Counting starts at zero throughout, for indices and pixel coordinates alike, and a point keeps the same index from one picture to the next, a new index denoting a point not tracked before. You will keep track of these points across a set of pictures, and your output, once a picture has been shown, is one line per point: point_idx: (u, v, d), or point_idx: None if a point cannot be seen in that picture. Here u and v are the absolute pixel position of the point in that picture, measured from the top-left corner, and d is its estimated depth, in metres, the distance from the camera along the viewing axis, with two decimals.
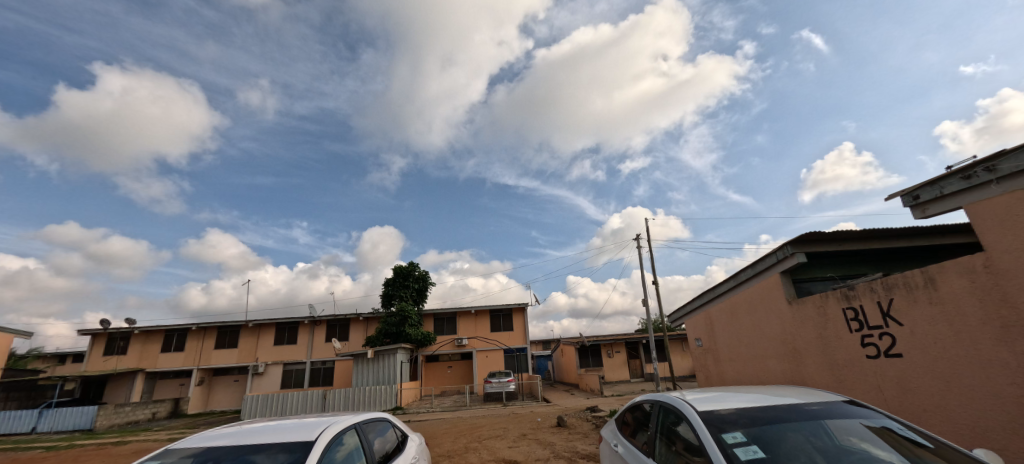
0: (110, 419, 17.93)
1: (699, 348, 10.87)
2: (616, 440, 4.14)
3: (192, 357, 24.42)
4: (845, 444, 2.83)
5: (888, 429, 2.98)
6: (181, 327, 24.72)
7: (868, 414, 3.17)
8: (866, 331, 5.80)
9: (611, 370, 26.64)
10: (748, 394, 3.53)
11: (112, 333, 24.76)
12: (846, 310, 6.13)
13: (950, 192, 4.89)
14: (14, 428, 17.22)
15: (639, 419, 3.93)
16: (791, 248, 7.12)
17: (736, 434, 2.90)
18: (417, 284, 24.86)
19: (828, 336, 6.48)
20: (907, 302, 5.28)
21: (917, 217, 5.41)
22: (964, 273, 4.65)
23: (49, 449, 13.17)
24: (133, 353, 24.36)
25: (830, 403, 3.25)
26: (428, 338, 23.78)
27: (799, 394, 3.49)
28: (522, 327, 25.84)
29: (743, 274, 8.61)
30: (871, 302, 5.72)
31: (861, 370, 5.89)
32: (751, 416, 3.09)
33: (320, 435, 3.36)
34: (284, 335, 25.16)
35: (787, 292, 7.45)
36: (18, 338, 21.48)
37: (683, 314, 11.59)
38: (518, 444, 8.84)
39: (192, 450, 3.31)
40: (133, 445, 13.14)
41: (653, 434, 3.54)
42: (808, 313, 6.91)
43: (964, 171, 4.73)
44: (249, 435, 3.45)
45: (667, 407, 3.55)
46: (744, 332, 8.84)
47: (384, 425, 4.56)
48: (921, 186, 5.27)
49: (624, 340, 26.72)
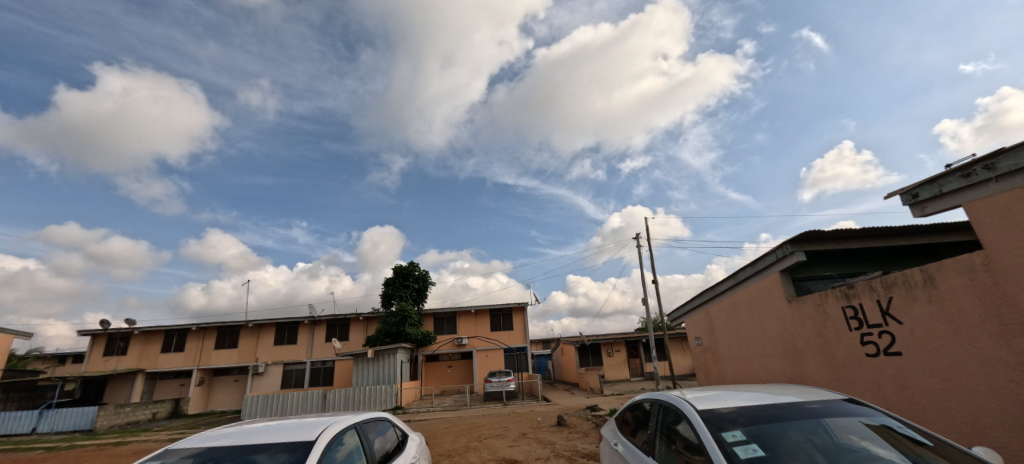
0: (111, 419, 17.91)
1: (699, 347, 10.88)
2: (616, 439, 4.14)
3: (193, 357, 24.43)
4: (845, 442, 2.84)
5: (887, 427, 2.99)
6: (181, 327, 24.72)
7: (867, 412, 3.18)
8: (866, 329, 5.81)
9: (611, 369, 26.67)
10: (748, 393, 3.54)
11: (112, 334, 24.78)
12: (845, 308, 6.14)
13: (950, 190, 4.89)
14: (14, 429, 17.23)
15: (640, 418, 3.93)
16: (791, 246, 7.12)
17: (736, 433, 2.90)
18: (417, 283, 24.86)
19: (827, 335, 6.48)
20: (906, 300, 5.28)
21: (917, 215, 5.41)
22: (963, 271, 4.65)
23: (49, 450, 13.15)
24: (133, 354, 24.37)
25: (830, 402, 3.26)
26: (428, 337, 23.79)
27: (798, 393, 3.49)
28: (522, 326, 25.84)
29: (742, 272, 8.62)
30: (871, 301, 5.72)
31: (861, 368, 5.90)
32: (751, 414, 3.09)
33: (320, 435, 3.36)
34: (284, 335, 25.16)
35: (786, 291, 7.46)
36: (18, 338, 21.48)
37: (683, 313, 11.59)
38: (519, 443, 8.85)
39: (192, 451, 3.31)
40: (133, 446, 13.11)
41: (653, 433, 3.54)
42: (807, 312, 6.91)
43: (963, 169, 4.73)
44: (250, 435, 3.45)
45: (667, 406, 3.55)
46: (744, 330, 8.85)
47: (384, 425, 4.56)
48: (921, 184, 5.27)
49: (623, 339, 26.73)
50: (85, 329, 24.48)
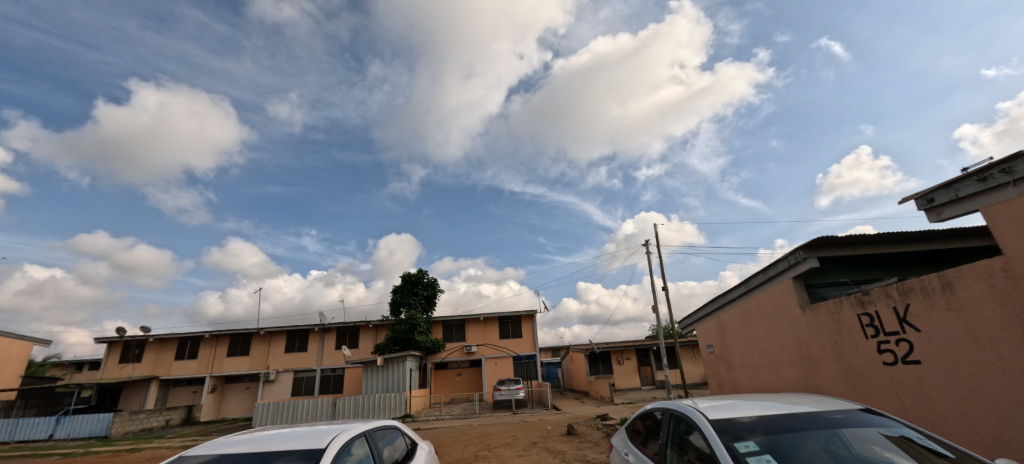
0: (125, 425, 18.07)
1: (710, 354, 10.74)
2: (627, 448, 4.08)
3: (206, 364, 24.69)
4: (862, 453, 2.77)
5: (907, 438, 2.91)
6: (194, 334, 25.05)
7: (884, 422, 3.09)
8: (883, 336, 5.68)
9: (622, 377, 26.36)
10: (763, 402, 3.47)
11: (127, 341, 25.15)
12: (861, 315, 6.01)
13: (965, 194, 4.81)
14: (32, 435, 17.58)
15: (651, 427, 3.87)
16: (804, 252, 7.02)
17: (750, 443, 2.84)
18: (426, 291, 24.90)
19: (842, 342, 6.35)
20: (924, 308, 5.17)
21: (933, 220, 5.34)
22: (982, 277, 4.53)
23: (67, 455, 13.29)
24: (148, 361, 24.77)
25: (849, 411, 3.19)
26: (437, 345, 23.74)
27: (814, 402, 3.41)
28: (532, 334, 25.65)
29: (753, 279, 8.54)
30: (887, 308, 5.60)
31: (878, 378, 5.75)
32: (768, 424, 3.03)
33: (330, 443, 3.36)
34: (295, 342, 25.34)
35: (800, 298, 7.34)
36: (38, 346, 22.02)
37: (694, 320, 11.47)
38: (529, 452, 8.80)
39: (207, 456, 3.33)
40: (148, 452, 13.25)
41: (664, 442, 3.50)
42: (821, 319, 6.80)
43: (979, 173, 4.65)
44: (264, 442, 3.47)
45: (678, 415, 3.50)
46: (757, 338, 8.70)
47: (394, 434, 4.56)
48: (936, 189, 5.19)
49: (634, 347, 26.56)
50: (101, 336, 24.89)
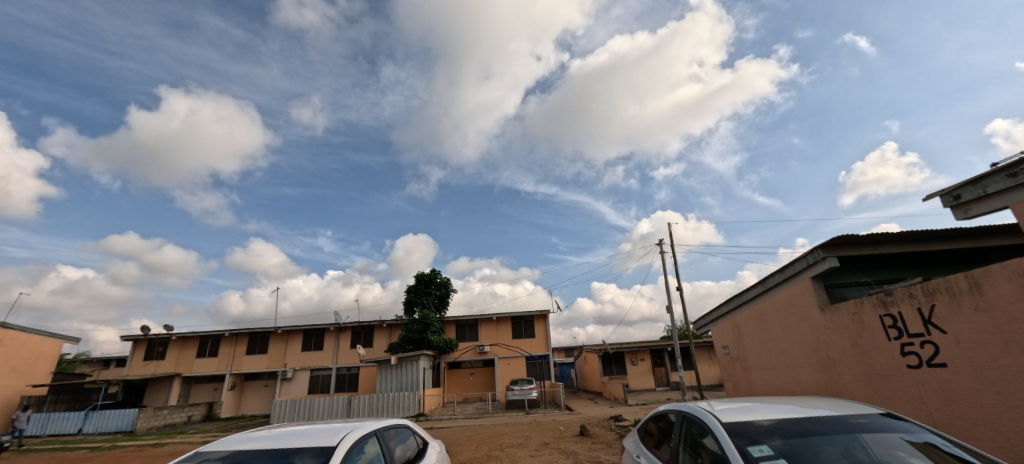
0: (149, 421, 18.59)
1: (726, 356, 10.55)
2: (639, 451, 4.03)
3: (225, 362, 25.24)
4: (884, 458, 2.67)
5: (931, 445, 2.79)
6: (215, 333, 25.66)
7: (908, 427, 2.98)
8: (906, 339, 5.49)
9: (636, 378, 26.14)
10: (780, 405, 3.39)
11: (151, 339, 25.88)
12: (883, 317, 5.82)
13: (994, 191, 4.61)
14: (63, 428, 18.21)
15: (664, 430, 3.80)
16: (823, 251, 6.83)
17: (764, 448, 2.75)
18: (439, 290, 25.05)
19: (864, 344, 6.17)
20: (950, 309, 4.98)
21: (960, 218, 5.13)
22: (1013, 277, 4.33)
23: (95, 449, 13.72)
24: (170, 358, 25.48)
25: (872, 416, 3.08)
26: (451, 344, 23.85)
27: (834, 406, 3.31)
28: (544, 334, 25.57)
29: (771, 279, 8.36)
30: (911, 309, 5.41)
31: (902, 381, 5.56)
32: (787, 428, 2.94)
33: (341, 441, 3.38)
34: (311, 341, 25.74)
35: (819, 299, 7.12)
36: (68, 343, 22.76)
37: (710, 321, 11.27)
38: (541, 452, 8.77)
39: (223, 453, 3.39)
40: (170, 447, 13.61)
41: (676, 445, 3.44)
42: (842, 321, 6.61)
43: (1009, 168, 4.45)
44: (279, 438, 3.52)
45: (691, 418, 3.44)
46: (775, 339, 8.49)
47: (406, 432, 4.59)
48: (963, 185, 4.99)
49: (648, 347, 26.32)
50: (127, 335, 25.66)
